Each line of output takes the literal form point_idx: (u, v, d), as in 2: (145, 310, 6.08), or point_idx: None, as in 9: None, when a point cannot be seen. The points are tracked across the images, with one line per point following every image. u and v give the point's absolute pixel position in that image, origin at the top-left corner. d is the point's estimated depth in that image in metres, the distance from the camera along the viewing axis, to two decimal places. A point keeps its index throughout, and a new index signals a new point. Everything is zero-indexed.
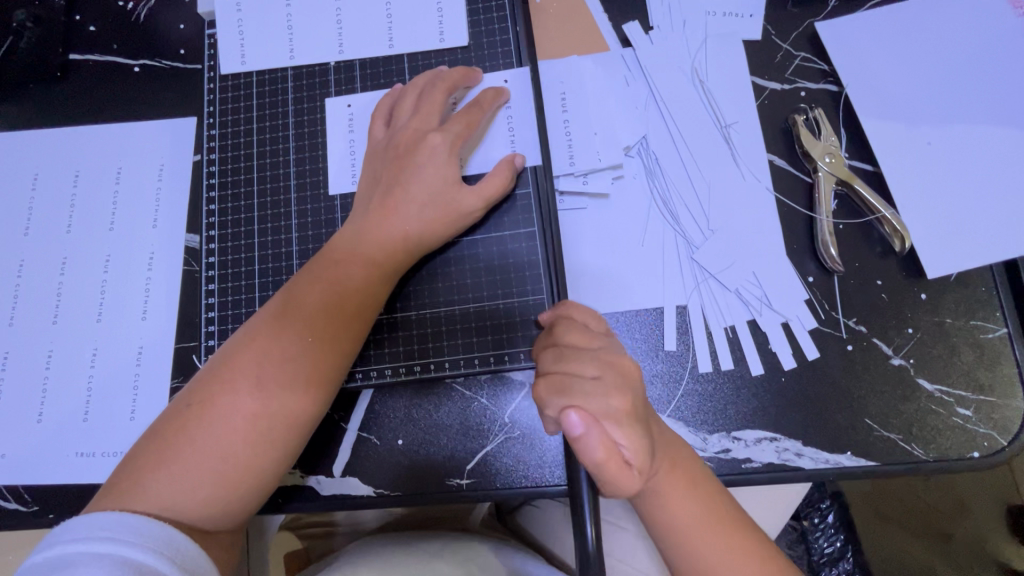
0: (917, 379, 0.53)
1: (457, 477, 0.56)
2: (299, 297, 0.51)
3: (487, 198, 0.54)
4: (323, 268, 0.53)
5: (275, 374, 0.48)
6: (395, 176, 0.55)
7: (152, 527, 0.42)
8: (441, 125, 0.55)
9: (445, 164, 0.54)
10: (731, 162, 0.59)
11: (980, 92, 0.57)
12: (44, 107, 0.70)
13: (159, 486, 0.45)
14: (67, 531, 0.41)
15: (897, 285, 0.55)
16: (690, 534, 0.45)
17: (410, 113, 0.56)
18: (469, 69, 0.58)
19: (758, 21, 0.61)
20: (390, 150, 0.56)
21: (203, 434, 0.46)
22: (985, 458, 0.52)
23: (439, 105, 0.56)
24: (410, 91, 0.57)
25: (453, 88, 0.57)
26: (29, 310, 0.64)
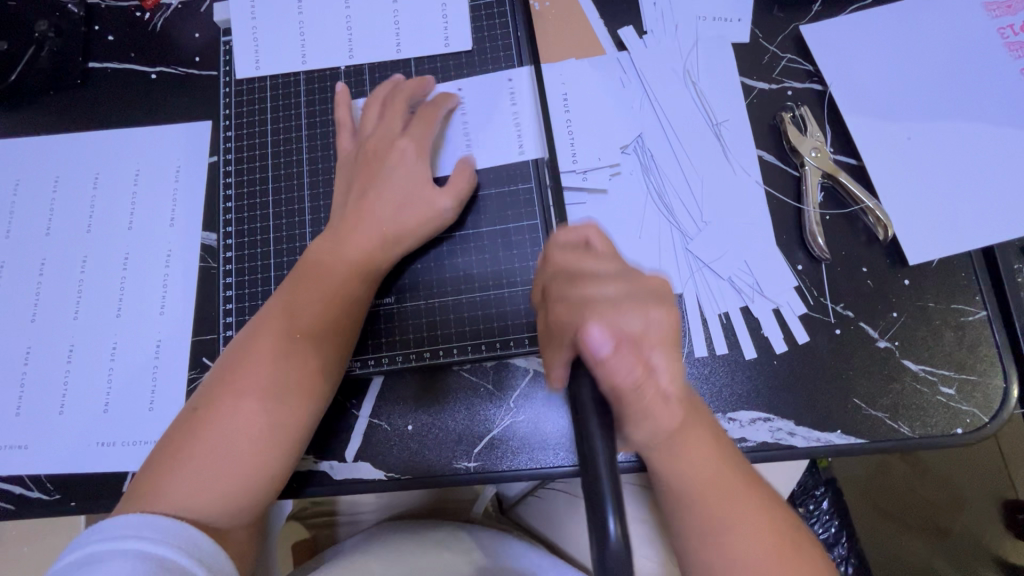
0: (902, 361, 0.56)
1: (465, 461, 0.59)
2: (288, 301, 0.54)
3: (458, 195, 0.58)
4: (310, 270, 0.55)
5: (274, 372, 0.51)
6: (367, 181, 0.58)
7: (173, 525, 0.45)
8: (405, 130, 0.59)
9: (414, 166, 0.58)
10: (723, 158, 0.62)
11: (957, 89, 0.61)
12: (65, 112, 0.73)
13: (173, 488, 0.47)
14: (95, 531, 0.44)
15: (881, 272, 0.58)
16: (707, 489, 0.45)
17: (375, 122, 0.60)
18: (423, 77, 0.62)
19: (746, 25, 0.65)
20: (359, 158, 0.59)
21: (209, 435, 0.49)
22: (968, 434, 0.55)
23: (401, 113, 0.59)
24: (372, 102, 0.61)
25: (409, 98, 0.60)
26: (52, 306, 0.67)
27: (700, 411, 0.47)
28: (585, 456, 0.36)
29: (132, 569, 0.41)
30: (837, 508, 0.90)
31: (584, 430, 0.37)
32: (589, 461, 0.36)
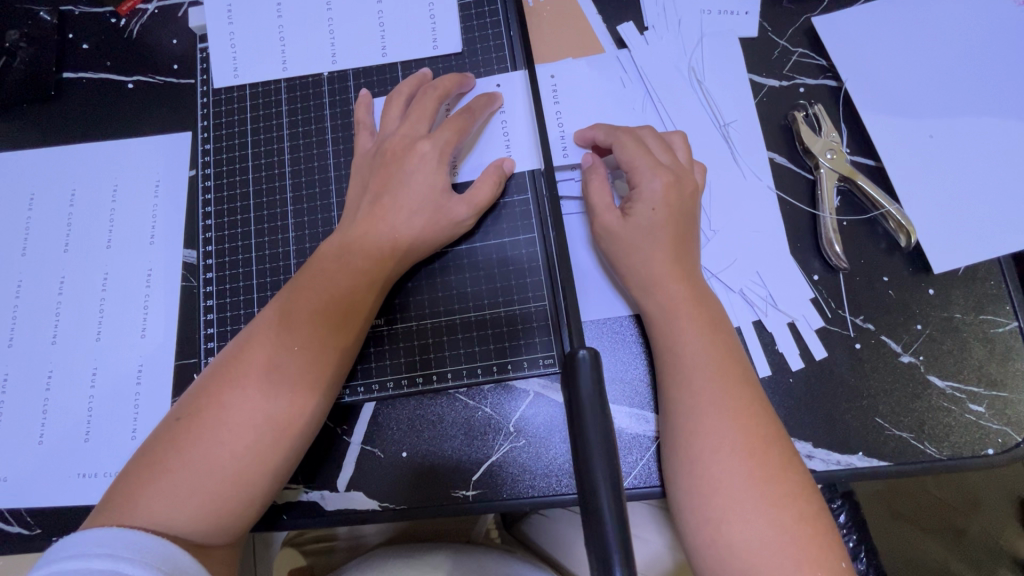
0: (928, 376, 0.53)
1: (462, 489, 0.55)
2: (285, 306, 0.51)
3: (477, 205, 0.54)
4: (308, 276, 0.52)
5: (263, 386, 0.48)
6: (384, 184, 0.54)
7: (150, 542, 0.41)
8: (431, 132, 0.55)
9: (434, 172, 0.54)
10: (731, 161, 0.58)
11: (982, 83, 0.57)
12: (38, 125, 0.69)
13: (152, 501, 0.44)
14: (66, 547, 0.40)
15: (903, 281, 0.54)
16: (727, 485, 0.43)
17: (397, 121, 0.56)
18: (463, 75, 0.57)
19: (754, 18, 0.61)
20: (377, 156, 0.55)
21: (193, 448, 0.46)
22: (1001, 455, 0.51)
23: (428, 112, 0.55)
24: (396, 98, 0.57)
25: (446, 95, 0.56)
26: (29, 330, 0.64)
27: (728, 396, 0.46)
28: (583, 487, 0.34)
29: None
30: (855, 521, 0.85)
31: (584, 460, 0.35)
32: (588, 494, 0.33)
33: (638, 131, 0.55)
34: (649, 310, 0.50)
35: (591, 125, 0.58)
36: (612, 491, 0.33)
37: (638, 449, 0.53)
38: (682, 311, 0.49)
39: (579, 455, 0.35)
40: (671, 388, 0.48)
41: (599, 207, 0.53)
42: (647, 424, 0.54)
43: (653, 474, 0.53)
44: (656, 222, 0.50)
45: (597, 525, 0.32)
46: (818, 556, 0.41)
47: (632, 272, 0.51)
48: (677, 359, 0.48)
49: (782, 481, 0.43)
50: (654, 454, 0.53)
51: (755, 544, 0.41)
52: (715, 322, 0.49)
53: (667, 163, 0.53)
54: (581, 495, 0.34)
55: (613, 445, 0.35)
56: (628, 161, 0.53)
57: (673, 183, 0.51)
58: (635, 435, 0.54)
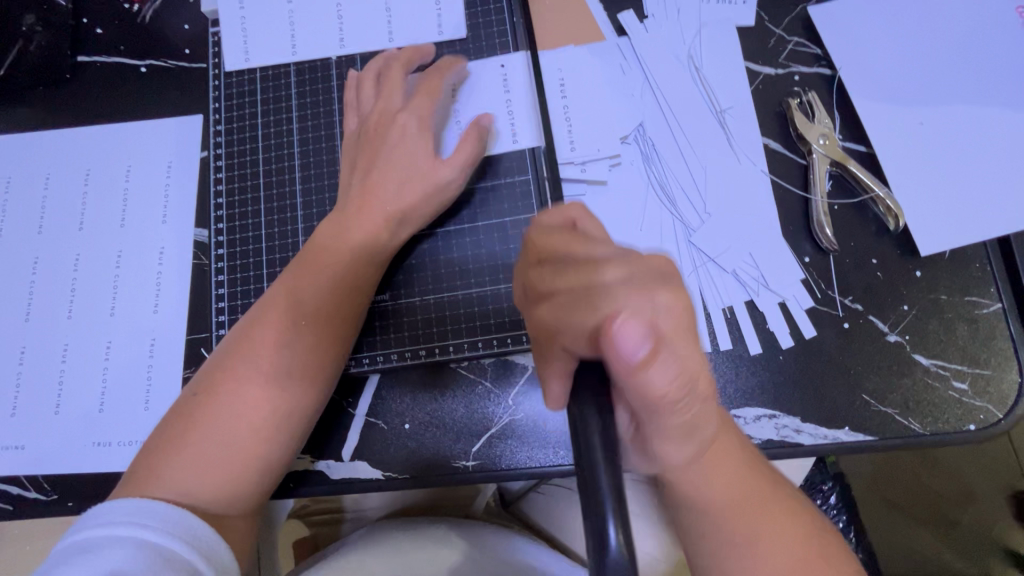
0: (913, 355, 0.54)
1: (463, 459, 0.58)
2: (291, 283, 0.53)
3: (461, 166, 0.56)
4: (314, 253, 0.54)
5: (272, 361, 0.50)
6: (369, 160, 0.56)
7: (167, 512, 0.43)
8: (406, 105, 0.57)
9: (416, 142, 0.56)
10: (727, 145, 0.60)
11: (971, 72, 0.58)
12: (54, 108, 0.71)
13: (176, 473, 0.46)
14: (93, 516, 0.43)
15: (891, 263, 0.56)
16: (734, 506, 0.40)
17: (373, 100, 0.58)
18: (420, 46, 0.60)
19: (751, 7, 0.62)
20: (361, 136, 0.58)
21: (212, 422, 0.48)
22: (982, 431, 0.53)
23: (397, 85, 0.57)
24: (365, 75, 0.59)
25: (408, 65, 0.59)
26: (45, 305, 0.66)
27: (714, 399, 0.41)
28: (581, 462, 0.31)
29: (127, 557, 0.40)
30: (844, 503, 0.87)
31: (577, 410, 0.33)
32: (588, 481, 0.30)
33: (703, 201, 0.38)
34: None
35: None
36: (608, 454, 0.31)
37: None
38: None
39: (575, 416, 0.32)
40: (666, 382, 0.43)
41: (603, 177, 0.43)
42: None
43: None
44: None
45: (593, 486, 0.30)
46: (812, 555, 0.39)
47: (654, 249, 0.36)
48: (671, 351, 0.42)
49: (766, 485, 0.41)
50: None
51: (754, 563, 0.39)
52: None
53: None
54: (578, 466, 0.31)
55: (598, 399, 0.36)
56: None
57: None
58: None
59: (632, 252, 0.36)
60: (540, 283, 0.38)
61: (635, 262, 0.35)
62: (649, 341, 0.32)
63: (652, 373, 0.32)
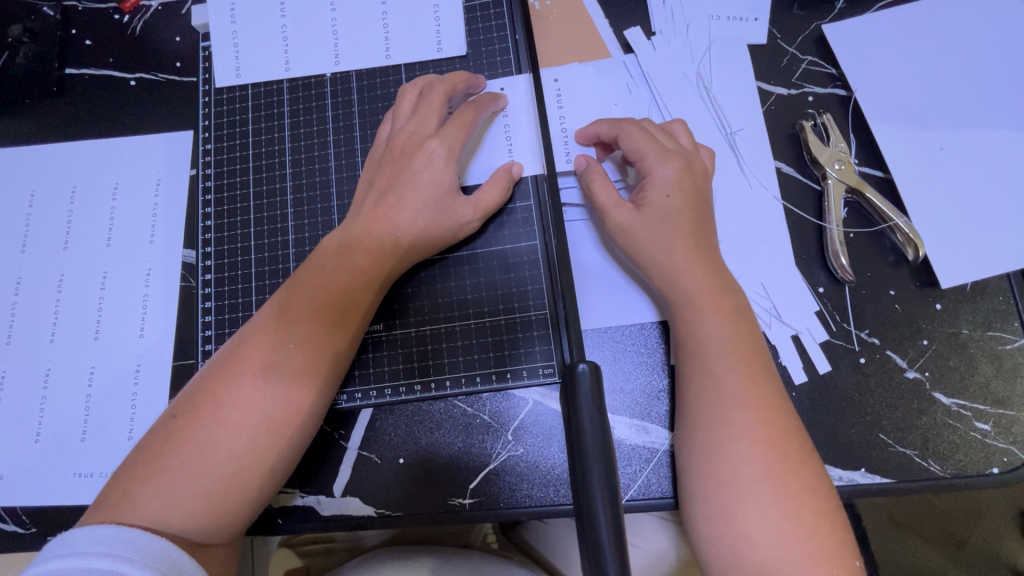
0: (932, 393, 0.52)
1: (460, 497, 0.55)
2: (283, 303, 0.50)
3: (484, 209, 0.53)
4: (306, 271, 0.51)
5: (257, 382, 0.47)
6: (390, 181, 0.53)
7: (147, 542, 0.40)
8: (439, 130, 0.53)
9: (442, 172, 0.53)
10: (737, 169, 0.57)
11: (994, 95, 0.56)
12: (40, 121, 0.69)
13: (150, 499, 0.44)
14: (67, 543, 0.39)
15: (910, 295, 0.54)
16: (762, 486, 0.42)
17: (408, 116, 0.55)
18: (472, 74, 0.57)
19: (763, 25, 0.60)
20: (386, 153, 0.54)
21: (190, 446, 0.45)
22: (1006, 475, 0.50)
23: (436, 108, 0.54)
24: (409, 91, 0.56)
25: (453, 89, 0.55)
26: (27, 328, 0.64)
27: (761, 390, 0.45)
28: (579, 500, 0.33)
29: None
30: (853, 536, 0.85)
31: (580, 462, 0.34)
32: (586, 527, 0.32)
33: (658, 153, 0.51)
34: (670, 296, 0.49)
35: (593, 122, 0.57)
36: (608, 504, 0.32)
37: (639, 460, 0.53)
38: (707, 299, 0.48)
39: (577, 467, 0.34)
40: (688, 377, 0.47)
41: (608, 206, 0.52)
42: (646, 435, 0.53)
43: (653, 487, 0.52)
44: (672, 208, 0.50)
45: (593, 536, 0.31)
46: (833, 552, 0.41)
47: (654, 264, 0.50)
48: (699, 347, 0.47)
49: (802, 480, 0.42)
50: (655, 467, 0.52)
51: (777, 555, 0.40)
52: (738, 312, 0.48)
53: (674, 149, 0.52)
54: (578, 508, 0.33)
55: (612, 459, 0.34)
56: (636, 151, 0.52)
57: (685, 169, 0.51)
58: (635, 446, 0.53)
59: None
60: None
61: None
62: (641, 159, 0.52)
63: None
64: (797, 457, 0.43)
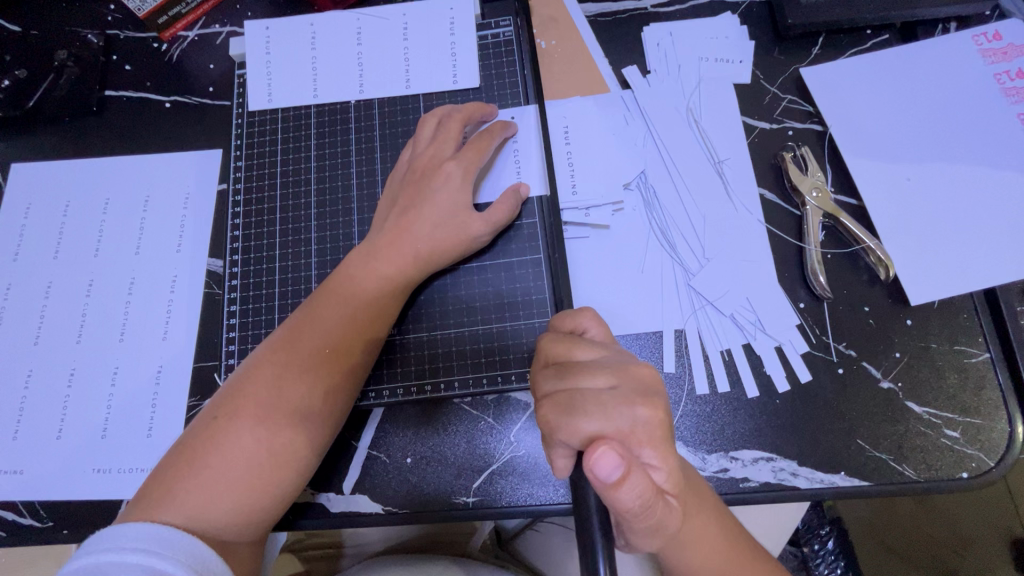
0: (905, 402, 0.56)
1: (464, 495, 0.58)
2: (316, 310, 0.54)
3: (495, 223, 0.58)
4: (338, 281, 0.56)
5: (293, 385, 0.51)
6: (410, 200, 0.58)
7: (168, 536, 0.44)
8: (456, 154, 0.59)
9: (459, 190, 0.58)
10: (725, 194, 0.63)
11: (954, 133, 0.62)
12: (79, 139, 0.74)
13: (191, 494, 0.47)
14: (97, 542, 0.43)
15: (883, 311, 0.58)
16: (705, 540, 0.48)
17: (428, 141, 0.60)
18: (484, 103, 0.62)
19: (747, 66, 0.66)
20: (407, 174, 0.60)
21: (226, 447, 0.48)
22: (974, 479, 0.54)
23: (454, 134, 0.59)
24: (428, 118, 0.61)
25: (469, 118, 0.60)
26: (56, 330, 0.67)
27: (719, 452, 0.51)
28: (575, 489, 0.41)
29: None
30: (844, 548, 0.88)
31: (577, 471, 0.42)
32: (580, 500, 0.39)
33: None
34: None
35: None
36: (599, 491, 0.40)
37: None
38: None
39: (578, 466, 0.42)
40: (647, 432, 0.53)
41: None
42: None
43: None
44: None
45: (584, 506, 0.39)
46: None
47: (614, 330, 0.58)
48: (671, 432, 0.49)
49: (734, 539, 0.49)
50: None
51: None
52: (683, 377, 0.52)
53: None
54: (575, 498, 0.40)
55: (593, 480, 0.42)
56: None
57: None
58: None
59: (623, 363, 0.45)
60: (563, 366, 0.46)
61: (623, 373, 0.44)
62: None
63: (644, 448, 0.42)
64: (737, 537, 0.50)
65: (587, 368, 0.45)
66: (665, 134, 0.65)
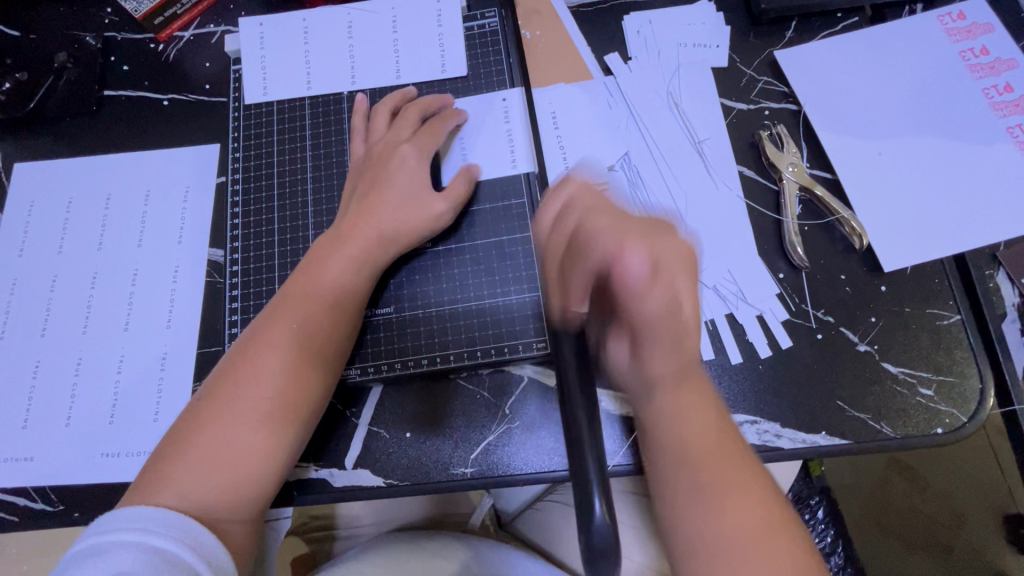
0: (881, 364, 0.58)
1: (462, 466, 0.60)
2: (289, 298, 0.56)
3: (456, 198, 0.61)
4: (312, 264, 0.58)
5: (268, 368, 0.53)
6: (370, 185, 0.61)
7: (138, 514, 0.46)
8: (412, 138, 0.63)
9: (416, 171, 0.61)
10: (705, 172, 0.65)
11: (923, 109, 0.65)
12: (80, 137, 0.76)
13: (180, 477, 0.49)
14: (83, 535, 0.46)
15: (859, 279, 0.61)
16: (728, 484, 0.45)
17: (384, 131, 0.64)
18: (439, 94, 0.67)
19: (724, 50, 0.69)
20: (367, 162, 0.63)
21: (212, 428, 0.51)
22: (948, 434, 0.56)
23: (409, 123, 0.64)
24: (379, 111, 0.65)
25: (423, 112, 0.65)
26: (62, 321, 0.69)
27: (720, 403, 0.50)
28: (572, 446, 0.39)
29: (133, 560, 0.44)
30: (833, 517, 0.91)
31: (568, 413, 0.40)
32: (575, 455, 0.39)
33: None
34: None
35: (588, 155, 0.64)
36: (596, 458, 0.38)
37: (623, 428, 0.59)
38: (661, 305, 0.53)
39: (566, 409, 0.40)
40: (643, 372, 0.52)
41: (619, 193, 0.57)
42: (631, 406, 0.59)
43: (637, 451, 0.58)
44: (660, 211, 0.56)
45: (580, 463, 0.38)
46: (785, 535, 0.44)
47: None
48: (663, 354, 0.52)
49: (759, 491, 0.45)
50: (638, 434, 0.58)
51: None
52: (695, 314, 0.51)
53: None
54: (570, 463, 0.39)
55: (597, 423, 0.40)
56: None
57: None
58: (622, 416, 0.59)
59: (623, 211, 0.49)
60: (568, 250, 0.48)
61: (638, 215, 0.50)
62: None
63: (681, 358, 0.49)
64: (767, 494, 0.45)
65: (590, 255, 0.47)
66: (648, 116, 0.68)
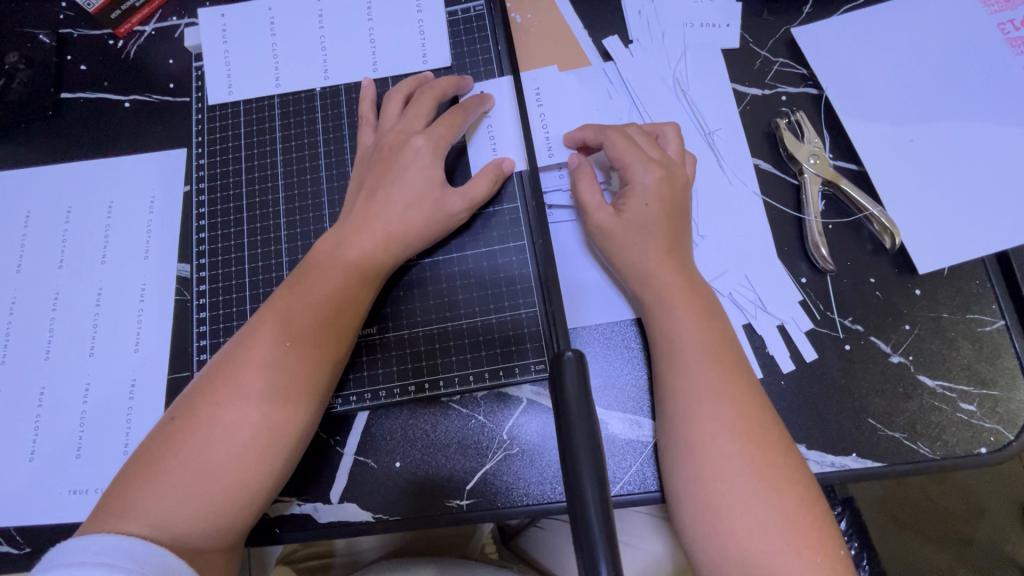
0: (917, 376, 0.53)
1: (457, 498, 0.55)
2: (279, 303, 0.51)
3: (471, 199, 0.55)
4: (309, 267, 0.53)
5: (255, 382, 0.47)
6: (379, 178, 0.54)
7: (111, 543, 0.40)
8: (426, 128, 0.56)
9: (429, 166, 0.54)
10: (716, 166, 0.59)
11: (958, 90, 0.58)
12: (37, 145, 0.70)
13: (151, 501, 0.44)
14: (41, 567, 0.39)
15: (890, 282, 0.55)
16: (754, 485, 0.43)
17: (396, 118, 0.57)
18: (460, 77, 0.59)
19: (735, 30, 0.62)
20: (375, 153, 0.56)
21: (187, 447, 0.45)
22: (993, 454, 0.51)
23: (426, 110, 0.56)
24: (394, 96, 0.58)
25: (443, 95, 0.57)
26: (23, 347, 0.64)
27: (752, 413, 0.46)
28: (569, 483, 0.34)
29: None
30: (855, 528, 0.86)
31: (567, 443, 0.35)
32: (575, 501, 0.33)
33: (627, 128, 0.57)
34: (644, 296, 0.51)
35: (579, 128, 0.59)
36: (598, 500, 0.33)
37: (632, 454, 0.53)
38: (679, 299, 0.50)
39: (564, 447, 0.35)
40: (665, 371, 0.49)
41: (591, 206, 0.54)
42: (640, 429, 0.54)
43: (648, 479, 0.53)
44: (649, 216, 0.52)
45: (581, 506, 0.33)
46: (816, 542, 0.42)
47: (627, 267, 0.52)
48: (672, 344, 0.49)
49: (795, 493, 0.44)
50: (649, 460, 0.53)
51: (747, 563, 0.42)
52: (710, 313, 0.50)
53: (657, 158, 0.54)
54: (571, 508, 0.33)
55: (603, 459, 0.35)
56: (619, 159, 0.54)
57: (666, 177, 0.53)
58: (629, 440, 0.54)
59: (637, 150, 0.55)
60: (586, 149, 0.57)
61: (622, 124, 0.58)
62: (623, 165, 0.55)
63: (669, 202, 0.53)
64: (790, 487, 0.44)
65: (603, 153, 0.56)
66: (652, 106, 0.61)
